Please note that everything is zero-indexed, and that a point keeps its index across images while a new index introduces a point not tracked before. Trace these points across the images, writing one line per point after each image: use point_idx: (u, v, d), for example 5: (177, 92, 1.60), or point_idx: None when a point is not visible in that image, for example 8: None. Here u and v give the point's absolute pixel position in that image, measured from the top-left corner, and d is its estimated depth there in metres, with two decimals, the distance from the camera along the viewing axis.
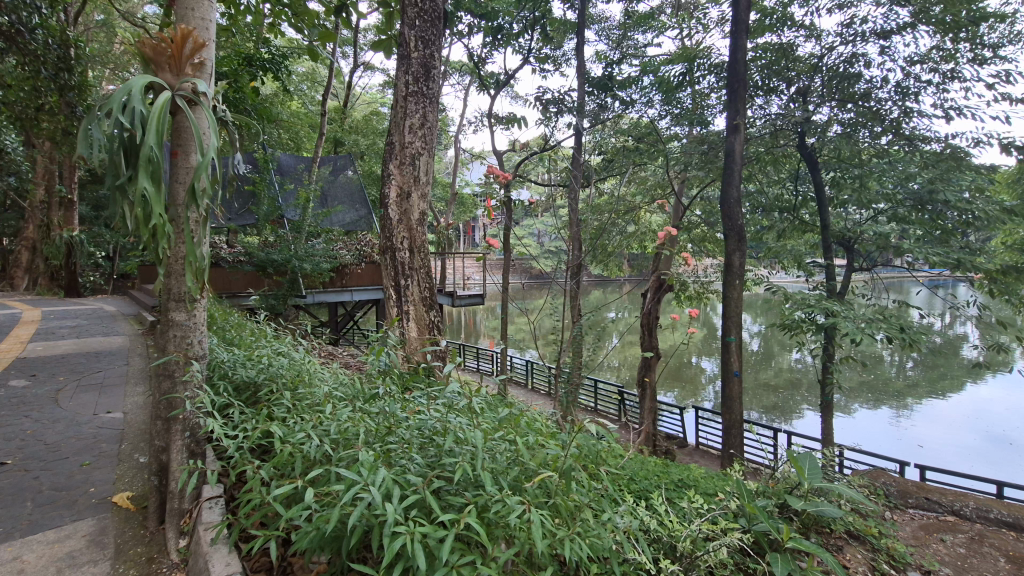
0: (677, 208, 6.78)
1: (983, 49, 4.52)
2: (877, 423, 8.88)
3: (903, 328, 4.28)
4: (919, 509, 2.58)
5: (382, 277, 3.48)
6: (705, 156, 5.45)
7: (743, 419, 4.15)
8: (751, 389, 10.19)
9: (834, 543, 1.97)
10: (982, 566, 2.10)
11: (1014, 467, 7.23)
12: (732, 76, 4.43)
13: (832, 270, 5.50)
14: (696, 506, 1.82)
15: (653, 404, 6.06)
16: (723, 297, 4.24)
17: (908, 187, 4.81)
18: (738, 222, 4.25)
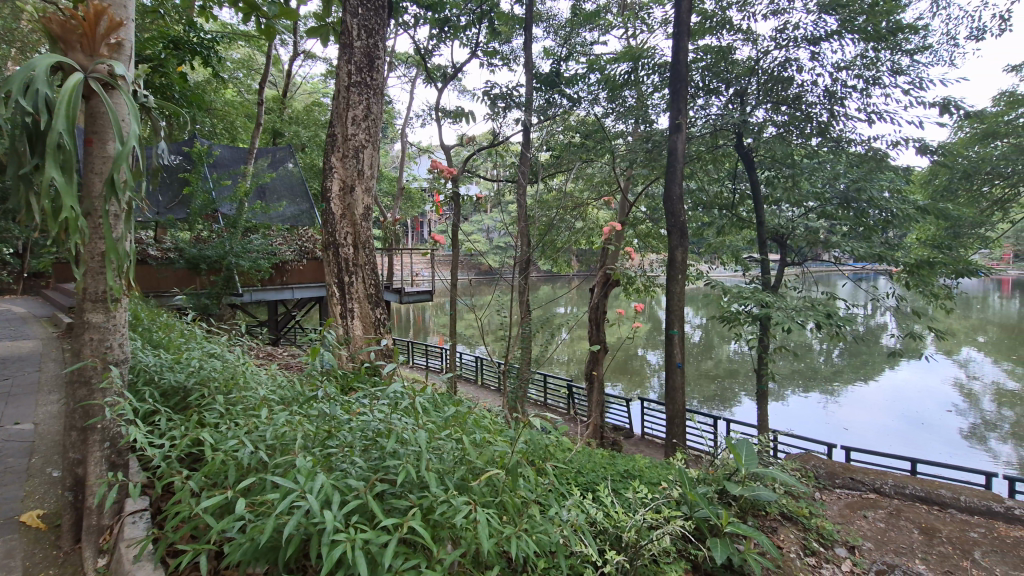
0: (623, 205, 6.92)
1: (901, 58, 4.86)
2: (808, 408, 9.44)
3: (830, 316, 4.55)
4: (844, 487, 2.77)
5: (325, 274, 3.36)
6: (649, 154, 5.61)
7: (686, 409, 4.29)
8: (693, 379, 10.61)
9: (769, 525, 2.07)
10: (900, 538, 2.25)
11: (928, 444, 7.87)
12: (675, 77, 4.54)
13: (767, 264, 5.79)
14: (641, 496, 1.86)
15: (601, 396, 6.19)
16: (666, 291, 4.36)
17: (835, 186, 5.11)
18: (681, 218, 4.38)
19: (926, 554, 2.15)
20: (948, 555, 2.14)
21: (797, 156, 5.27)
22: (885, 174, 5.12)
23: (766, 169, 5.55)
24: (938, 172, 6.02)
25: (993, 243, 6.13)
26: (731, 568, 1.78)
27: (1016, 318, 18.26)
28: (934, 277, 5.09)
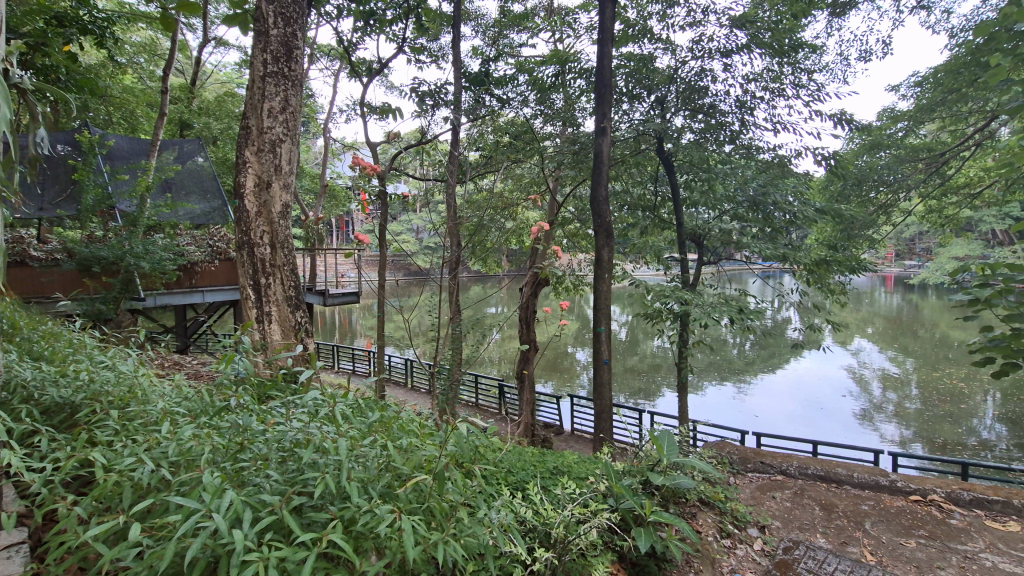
0: (552, 206, 7.04)
1: (801, 74, 5.28)
2: (723, 398, 10.07)
3: (741, 312, 4.87)
4: (755, 470, 2.96)
5: (238, 276, 3.14)
6: (576, 156, 5.72)
7: (612, 403, 4.42)
8: (620, 375, 11.00)
9: (689, 511, 2.16)
10: (803, 516, 2.44)
11: (826, 427, 8.65)
12: (599, 82, 4.65)
13: (686, 264, 6.10)
14: (569, 491, 1.89)
15: (531, 394, 6.26)
16: (594, 290, 4.46)
17: (745, 190, 5.48)
18: (607, 219, 4.50)
19: (825, 528, 2.34)
20: (844, 528, 2.34)
21: (713, 162, 5.58)
22: (788, 180, 5.55)
23: (684, 173, 5.84)
24: (832, 179, 6.60)
25: (879, 244, 6.82)
26: (654, 555, 1.84)
27: (897, 311, 20.49)
28: (830, 274, 5.59)
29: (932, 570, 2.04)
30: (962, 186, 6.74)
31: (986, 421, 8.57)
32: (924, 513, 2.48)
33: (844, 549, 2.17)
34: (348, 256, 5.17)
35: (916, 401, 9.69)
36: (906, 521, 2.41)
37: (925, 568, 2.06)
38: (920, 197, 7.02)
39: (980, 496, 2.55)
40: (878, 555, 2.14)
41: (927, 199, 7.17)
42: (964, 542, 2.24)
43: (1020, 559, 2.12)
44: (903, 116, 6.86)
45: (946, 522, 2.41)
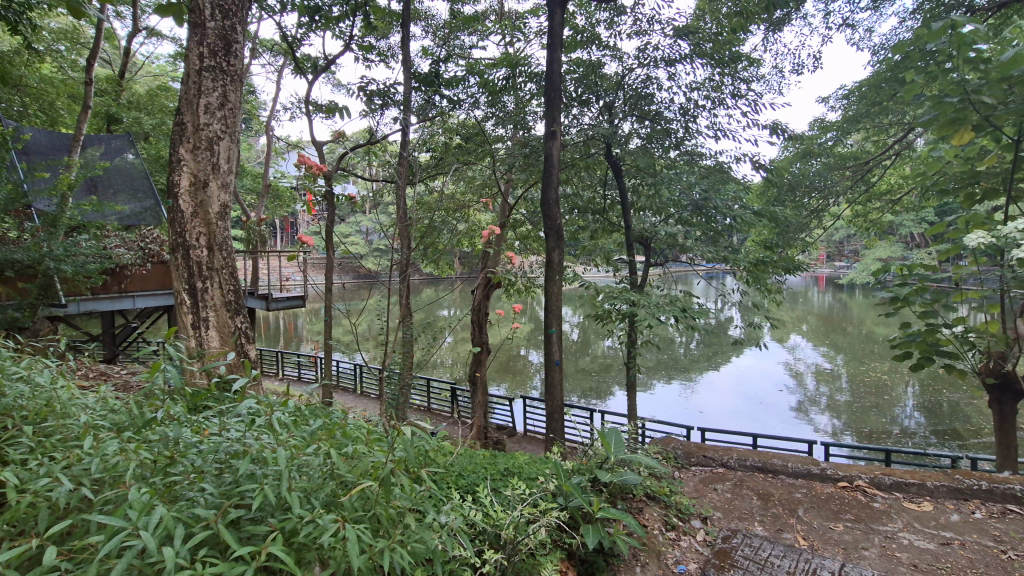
0: (503, 208, 7.07)
1: (740, 84, 5.55)
2: (671, 395, 10.40)
3: (685, 312, 5.05)
4: (699, 464, 3.08)
5: (172, 280, 2.98)
6: (527, 159, 5.75)
7: (564, 403, 4.48)
8: (571, 375, 11.16)
9: (636, 507, 2.22)
10: (742, 506, 2.55)
11: (765, 421, 9.08)
12: (549, 86, 4.70)
13: (633, 265, 6.26)
14: (519, 492, 1.90)
15: (484, 397, 6.25)
16: (545, 292, 4.50)
17: (689, 195, 5.69)
18: (557, 221, 4.55)
19: (762, 516, 2.46)
20: (779, 515, 2.47)
21: (659, 166, 5.77)
22: (729, 185, 5.80)
23: (631, 177, 6.00)
24: (769, 185, 6.96)
25: (811, 246, 7.24)
26: (602, 551, 1.88)
27: (828, 310, 21.82)
28: (768, 275, 5.89)
29: (858, 551, 2.18)
30: (884, 193, 7.25)
31: (907, 410, 9.24)
32: (851, 498, 2.65)
33: (779, 535, 2.29)
34: (293, 259, 5.00)
35: (846, 393, 10.34)
36: (835, 506, 2.56)
37: (851, 549, 2.20)
38: (847, 202, 7.51)
39: (899, 479, 2.75)
40: (810, 539, 2.26)
41: (853, 205, 7.67)
42: (885, 523, 2.41)
43: (933, 536, 2.30)
44: (832, 126, 7.33)
45: (870, 505, 2.59)
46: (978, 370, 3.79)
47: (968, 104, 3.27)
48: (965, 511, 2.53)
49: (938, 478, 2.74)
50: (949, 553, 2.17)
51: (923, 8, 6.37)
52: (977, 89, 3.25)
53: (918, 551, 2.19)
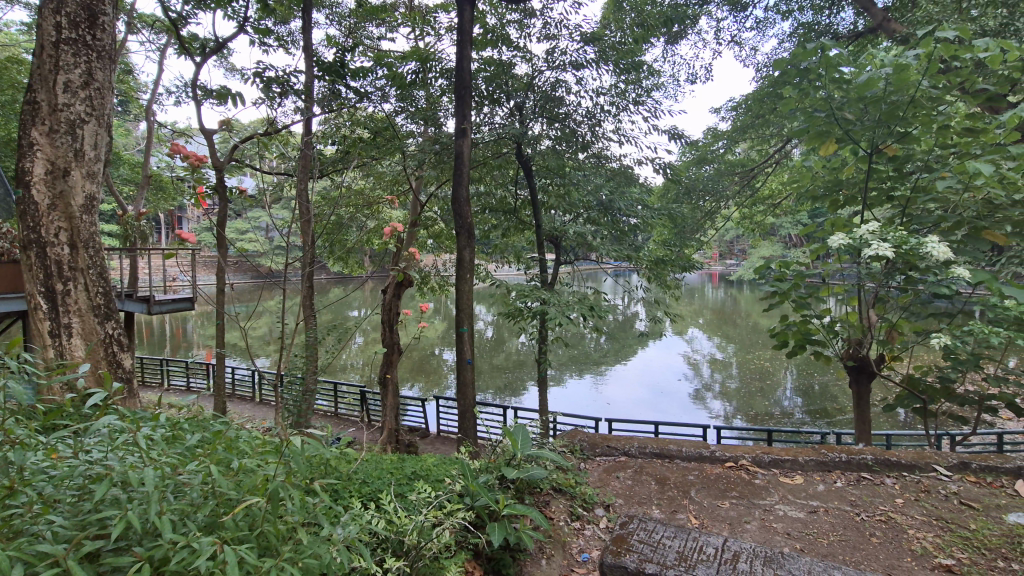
0: (413, 205, 6.91)
1: (641, 92, 5.86)
2: (581, 389, 10.78)
3: (592, 309, 5.23)
4: (604, 454, 3.20)
5: (22, 281, 2.58)
6: (438, 156, 5.63)
7: (475, 402, 4.47)
8: (486, 373, 11.22)
9: (542, 500, 2.28)
10: (642, 491, 2.70)
11: (667, 409, 9.70)
12: (459, 83, 4.65)
13: (544, 264, 6.40)
14: (423, 495, 1.87)
15: (395, 399, 6.10)
16: (456, 291, 4.45)
17: (597, 196, 5.92)
18: (468, 219, 4.51)
19: (659, 500, 2.61)
20: (674, 497, 2.64)
21: (567, 168, 5.96)
22: (633, 188, 6.11)
23: (541, 178, 6.12)
24: (668, 188, 7.42)
25: (706, 245, 7.82)
26: (508, 548, 1.89)
27: (721, 305, 23.68)
28: (667, 273, 6.28)
29: (740, 525, 2.38)
30: (766, 198, 8.01)
31: (786, 393, 10.29)
32: (735, 476, 2.90)
33: (674, 516, 2.45)
34: (169, 256, 4.29)
35: (736, 380, 11.32)
36: (723, 485, 2.78)
37: (736, 524, 2.39)
38: (736, 206, 8.20)
39: (776, 456, 3.04)
40: (701, 517, 2.44)
41: (741, 208, 8.39)
42: (764, 498, 2.65)
43: (803, 506, 2.57)
44: (722, 134, 7.95)
45: (751, 481, 2.84)
46: (840, 356, 4.30)
47: (833, 119, 3.69)
48: (829, 481, 2.85)
49: (808, 453, 3.06)
50: (815, 520, 2.44)
51: (797, 32, 7.11)
52: (840, 106, 3.69)
53: (790, 520, 2.43)
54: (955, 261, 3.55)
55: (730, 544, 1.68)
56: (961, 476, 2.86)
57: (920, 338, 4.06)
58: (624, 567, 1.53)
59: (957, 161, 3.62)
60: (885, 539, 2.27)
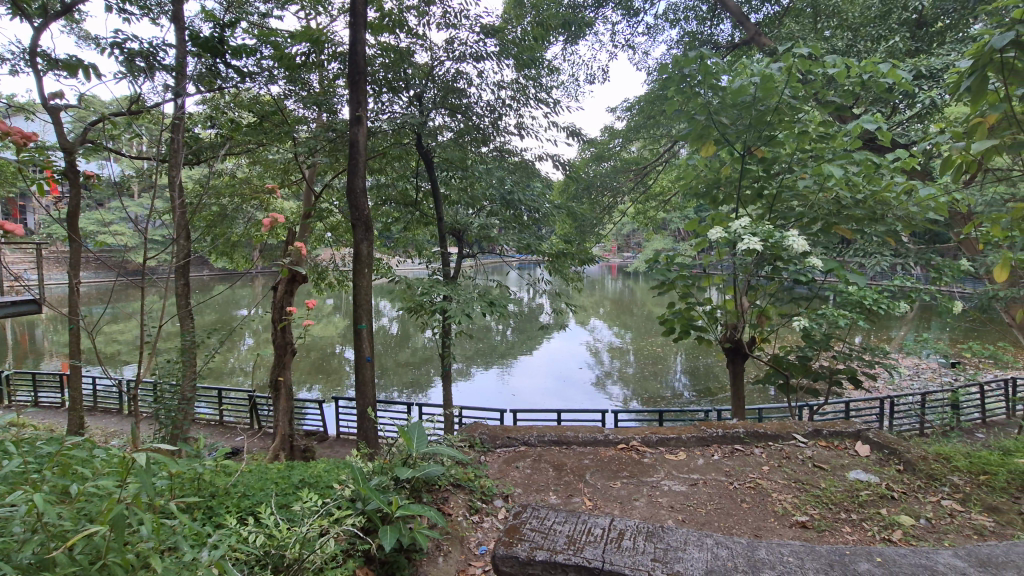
0: (306, 196, 6.49)
1: (541, 88, 5.96)
2: (488, 382, 10.88)
3: (494, 301, 5.25)
4: (503, 445, 3.20)
5: None
6: (332, 144, 5.31)
7: (375, 400, 4.31)
8: (391, 370, 10.95)
9: (441, 497, 2.26)
10: (539, 479, 2.76)
11: (571, 396, 10.08)
12: (352, 68, 4.41)
13: (447, 257, 6.33)
14: (309, 504, 1.76)
15: (288, 403, 5.74)
16: (353, 286, 4.24)
17: (499, 189, 5.97)
18: (365, 211, 4.30)
19: (556, 486, 2.69)
20: (570, 482, 2.73)
21: (469, 161, 5.92)
22: (534, 183, 6.23)
23: (443, 170, 6.03)
24: (569, 184, 7.65)
25: (604, 238, 8.18)
26: (403, 549, 1.84)
27: (618, 296, 25.00)
28: (568, 266, 6.48)
29: (630, 503, 2.52)
30: (658, 194, 8.54)
31: (677, 375, 11.13)
32: (626, 457, 3.06)
33: (570, 500, 2.54)
34: None
35: (633, 365, 12.03)
36: (614, 466, 2.92)
37: (626, 502, 2.53)
38: (631, 202, 8.67)
39: (663, 435, 3.25)
40: (594, 499, 2.55)
41: (635, 204, 8.88)
42: (651, 475, 2.82)
43: (685, 480, 2.77)
44: (618, 133, 8.34)
45: (640, 461, 3.02)
46: (718, 340, 4.70)
47: (711, 122, 4.06)
48: (707, 455, 3.11)
49: (691, 430, 3.30)
50: (695, 492, 2.64)
51: (683, 40, 7.63)
52: (717, 110, 4.02)
53: (673, 494, 2.61)
54: (810, 253, 4.02)
55: (616, 522, 1.75)
56: (815, 441, 3.25)
57: (783, 321, 4.56)
58: (516, 557, 1.55)
59: (813, 163, 4.08)
60: (753, 504, 2.51)
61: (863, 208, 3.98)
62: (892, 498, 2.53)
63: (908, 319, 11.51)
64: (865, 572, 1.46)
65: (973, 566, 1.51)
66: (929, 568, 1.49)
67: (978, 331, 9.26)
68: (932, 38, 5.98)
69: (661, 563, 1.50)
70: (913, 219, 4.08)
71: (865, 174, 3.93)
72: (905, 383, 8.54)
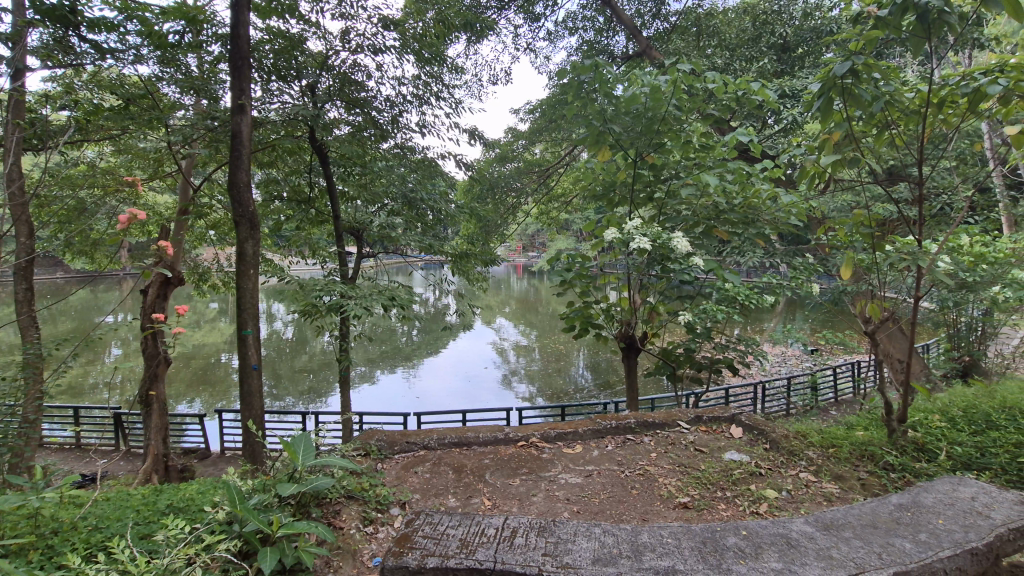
0: (182, 190, 5.89)
1: (443, 85, 5.90)
2: (393, 385, 10.60)
3: (395, 301, 5.09)
4: (402, 450, 3.11)
5: None
6: (213, 134, 4.85)
7: (264, 411, 4.02)
8: (286, 378, 10.31)
9: (332, 510, 2.16)
10: (438, 482, 2.72)
11: (478, 395, 10.12)
12: (235, 51, 4.04)
13: (345, 258, 6.06)
14: (173, 532, 1.58)
15: (162, 419, 5.19)
16: (236, 288, 3.90)
17: (401, 187, 5.81)
18: (250, 206, 3.96)
19: (455, 488, 2.66)
20: (469, 483, 2.72)
21: (369, 157, 5.70)
22: (437, 181, 6.15)
23: (340, 165, 5.76)
24: (472, 185, 7.67)
25: (508, 238, 8.30)
26: (286, 572, 1.72)
27: (524, 295, 25.62)
28: (472, 265, 6.45)
29: (528, 499, 2.57)
30: (560, 196, 8.80)
31: (579, 371, 11.57)
32: (526, 454, 3.11)
33: (469, 502, 2.53)
34: None
35: (538, 363, 12.32)
36: (513, 464, 2.96)
37: (524, 498, 2.57)
38: (534, 203, 8.86)
39: (560, 430, 3.34)
40: (493, 498, 2.57)
41: (538, 205, 9.09)
42: (549, 470, 2.89)
43: (581, 472, 2.88)
44: (522, 135, 8.51)
45: (539, 456, 3.08)
46: (613, 336, 4.94)
47: (606, 128, 4.25)
48: (601, 446, 3.25)
49: (587, 423, 3.43)
50: (590, 483, 2.75)
51: (581, 48, 7.95)
52: (612, 117, 4.22)
53: (570, 487, 2.70)
54: (693, 254, 4.35)
55: (509, 521, 1.76)
56: (697, 427, 3.51)
57: (671, 317, 4.91)
58: (406, 567, 1.50)
59: (696, 170, 4.41)
60: (642, 489, 2.66)
61: (737, 213, 4.37)
62: (759, 474, 2.81)
63: (776, 312, 12.90)
64: (732, 546, 1.60)
65: (819, 530, 1.72)
66: (785, 536, 1.67)
67: (832, 321, 10.63)
68: (794, 62, 6.80)
69: (551, 557, 1.53)
70: (778, 223, 4.55)
71: (738, 181, 4.31)
72: (774, 369, 9.56)
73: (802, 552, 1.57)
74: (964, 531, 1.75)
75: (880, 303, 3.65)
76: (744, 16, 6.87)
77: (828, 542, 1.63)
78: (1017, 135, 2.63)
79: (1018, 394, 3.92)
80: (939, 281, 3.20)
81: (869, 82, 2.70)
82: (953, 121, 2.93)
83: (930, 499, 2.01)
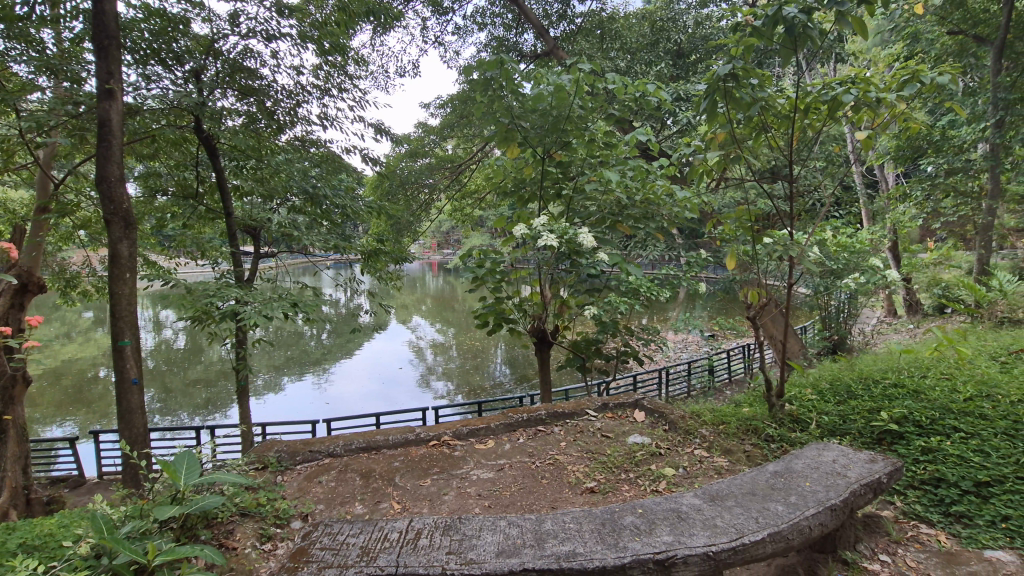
0: (40, 185, 5.18)
1: (346, 77, 5.65)
2: (303, 392, 10.07)
3: (297, 304, 4.80)
4: (304, 460, 2.96)
5: None
6: (77, 121, 4.31)
7: (147, 429, 3.65)
8: (179, 391, 9.45)
9: (223, 530, 2.01)
10: (344, 490, 2.62)
11: (395, 397, 9.90)
12: (100, 30, 3.59)
13: (241, 259, 5.64)
14: (23, 574, 1.39)
15: (19, 446, 4.49)
16: (110, 294, 3.48)
17: (302, 183, 5.50)
18: (124, 203, 3.56)
19: (363, 495, 2.58)
20: (378, 488, 2.64)
21: (265, 150, 5.33)
22: (342, 176, 5.89)
23: (233, 159, 5.34)
24: (381, 181, 7.44)
25: (419, 236, 8.15)
26: None
27: (440, 292, 25.39)
28: (382, 264, 6.26)
29: (439, 499, 2.54)
30: (472, 192, 8.77)
31: (498, 367, 11.67)
32: (437, 453, 3.07)
33: (377, 508, 2.46)
34: None
35: (456, 360, 12.27)
36: (424, 464, 2.92)
37: (435, 498, 2.54)
38: (446, 199, 8.77)
39: (472, 427, 3.34)
40: (402, 501, 2.51)
41: (451, 202, 9.02)
42: (461, 468, 2.88)
43: (492, 467, 2.90)
44: (432, 131, 8.39)
45: (451, 455, 3.06)
46: (525, 331, 5.01)
47: (513, 125, 4.29)
48: (513, 439, 3.29)
49: (499, 418, 3.46)
50: (501, 477, 2.77)
51: (490, 45, 7.98)
52: (518, 115, 4.27)
53: (481, 483, 2.70)
54: (598, 248, 4.51)
55: (414, 523, 1.73)
56: (603, 414, 3.66)
57: (580, 310, 5.07)
58: None
59: (599, 168, 4.57)
60: (551, 479, 2.73)
61: (637, 208, 4.59)
62: (659, 454, 2.98)
63: (679, 302, 13.81)
64: (629, 525, 1.68)
65: (706, 501, 1.85)
66: (676, 511, 1.78)
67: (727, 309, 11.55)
68: (688, 67, 7.27)
69: (456, 554, 1.53)
70: (675, 218, 4.84)
71: (638, 178, 4.52)
72: (677, 355, 10.23)
73: (690, 523, 1.69)
74: (825, 490, 1.97)
75: (761, 291, 4.00)
76: (642, 22, 7.25)
77: (713, 512, 1.77)
78: (867, 139, 2.99)
79: (873, 366, 4.48)
80: (809, 268, 3.57)
81: (748, 88, 2.95)
82: (817, 126, 3.27)
83: (799, 465, 2.23)
